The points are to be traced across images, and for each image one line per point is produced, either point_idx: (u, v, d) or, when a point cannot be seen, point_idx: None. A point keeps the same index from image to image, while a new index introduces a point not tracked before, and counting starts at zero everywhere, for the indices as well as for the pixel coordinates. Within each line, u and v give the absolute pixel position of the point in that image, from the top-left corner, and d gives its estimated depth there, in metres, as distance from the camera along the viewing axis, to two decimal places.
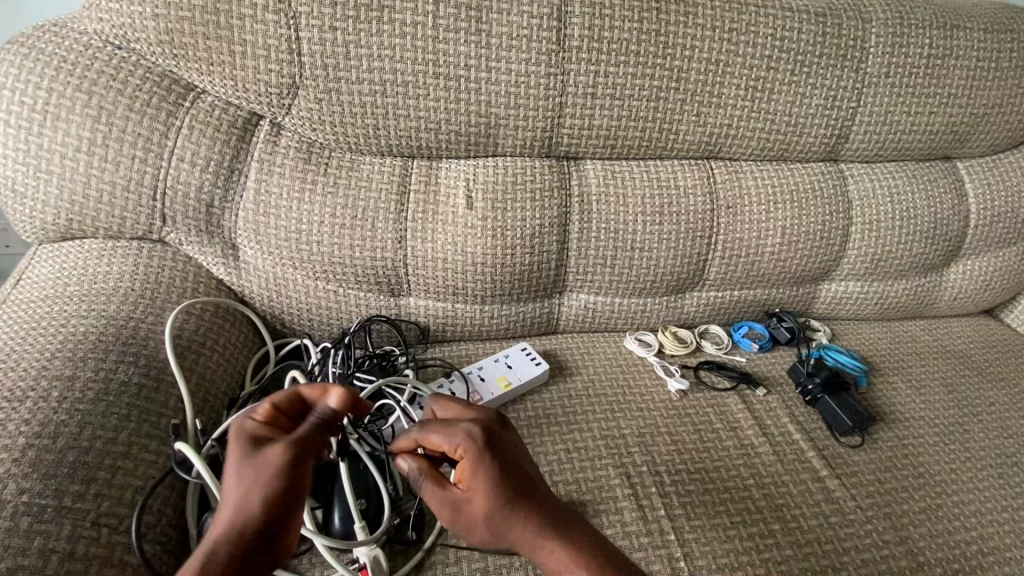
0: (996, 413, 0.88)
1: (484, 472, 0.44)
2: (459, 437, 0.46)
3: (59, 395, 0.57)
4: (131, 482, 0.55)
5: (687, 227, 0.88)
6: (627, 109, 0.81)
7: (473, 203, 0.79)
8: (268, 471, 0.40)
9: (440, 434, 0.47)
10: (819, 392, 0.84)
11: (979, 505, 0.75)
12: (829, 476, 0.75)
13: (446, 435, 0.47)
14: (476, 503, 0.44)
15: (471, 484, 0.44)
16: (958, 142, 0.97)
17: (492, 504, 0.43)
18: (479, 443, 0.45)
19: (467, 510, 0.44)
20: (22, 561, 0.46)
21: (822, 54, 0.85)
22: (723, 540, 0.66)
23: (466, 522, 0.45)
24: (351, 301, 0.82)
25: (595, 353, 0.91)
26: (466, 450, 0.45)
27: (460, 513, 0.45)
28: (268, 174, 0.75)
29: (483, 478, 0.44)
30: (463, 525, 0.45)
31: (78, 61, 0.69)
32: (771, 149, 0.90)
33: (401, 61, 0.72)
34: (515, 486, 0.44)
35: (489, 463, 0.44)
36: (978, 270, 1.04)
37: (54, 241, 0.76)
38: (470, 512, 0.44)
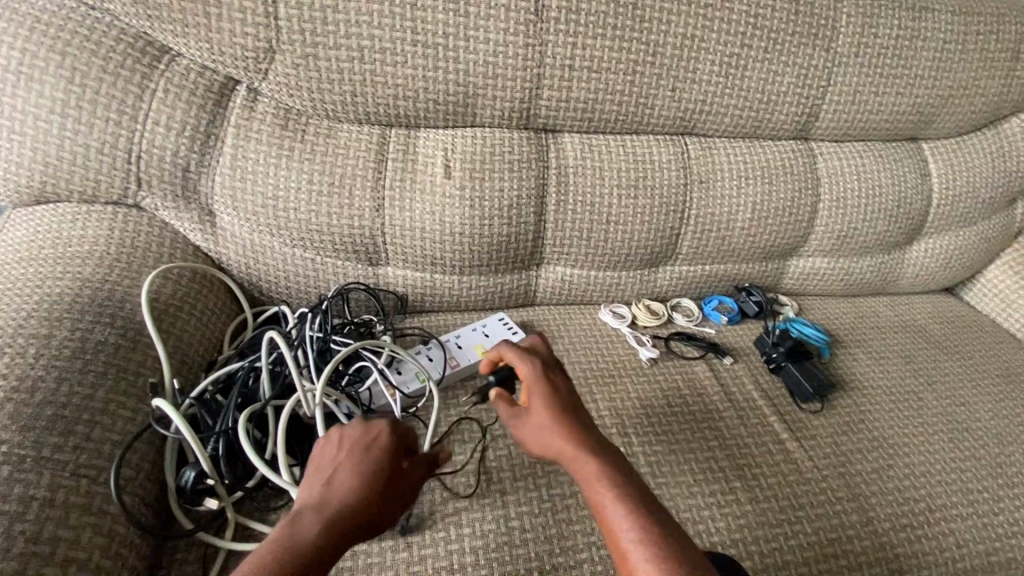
0: (950, 382, 0.93)
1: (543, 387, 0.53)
2: (529, 358, 0.55)
3: (35, 352, 0.58)
4: (109, 437, 0.56)
5: (661, 201, 0.90)
6: (604, 81, 0.82)
7: (451, 172, 0.80)
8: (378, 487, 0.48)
9: (512, 353, 0.56)
10: (783, 359, 0.88)
11: (928, 466, 0.79)
12: (789, 439, 0.79)
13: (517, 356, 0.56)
14: (536, 402, 0.52)
15: (535, 395, 0.52)
16: (924, 123, 1.00)
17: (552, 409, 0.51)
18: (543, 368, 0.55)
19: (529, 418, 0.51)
20: (2, 507, 0.47)
21: (794, 32, 0.87)
22: (687, 496, 0.70)
23: (528, 425, 0.51)
24: (329, 270, 0.82)
25: (570, 324, 0.93)
26: (530, 365, 0.55)
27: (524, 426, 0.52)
28: (245, 140, 0.75)
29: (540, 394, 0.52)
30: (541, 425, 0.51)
31: (50, 21, 0.68)
32: (745, 126, 0.92)
33: (378, 28, 0.72)
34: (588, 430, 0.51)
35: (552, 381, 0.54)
36: (940, 248, 1.08)
37: (28, 204, 0.75)
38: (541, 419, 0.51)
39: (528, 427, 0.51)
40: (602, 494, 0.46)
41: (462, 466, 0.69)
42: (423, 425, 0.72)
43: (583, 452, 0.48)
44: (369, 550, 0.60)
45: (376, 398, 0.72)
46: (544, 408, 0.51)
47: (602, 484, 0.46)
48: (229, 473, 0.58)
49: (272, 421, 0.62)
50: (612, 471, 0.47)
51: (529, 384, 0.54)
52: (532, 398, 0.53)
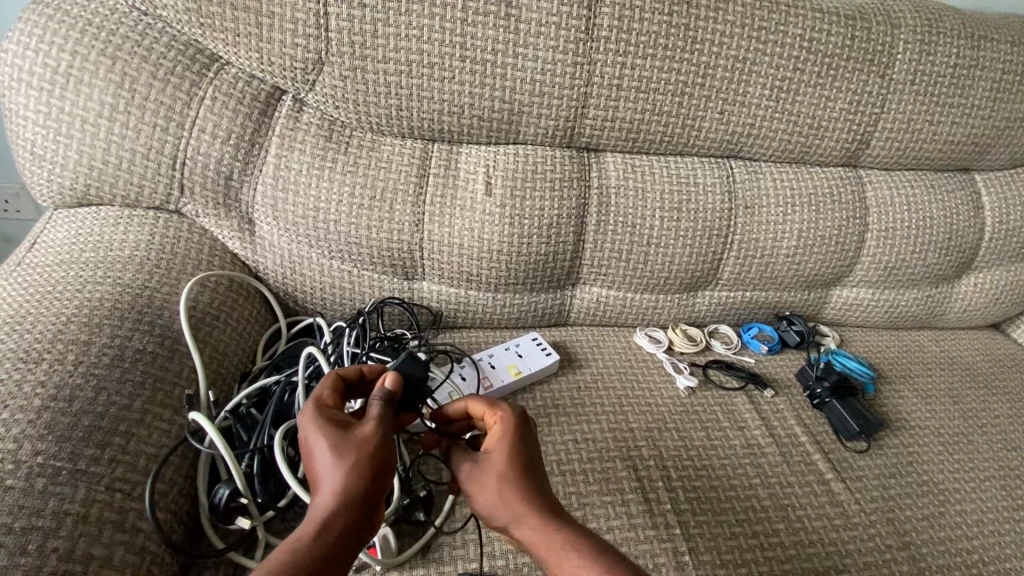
0: (1001, 425, 0.88)
1: (511, 440, 0.48)
2: (501, 410, 0.50)
3: (75, 359, 0.57)
4: (144, 450, 0.55)
5: (704, 225, 0.88)
6: (651, 102, 0.81)
7: (492, 190, 0.79)
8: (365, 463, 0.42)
9: (481, 404, 0.52)
10: (827, 396, 0.84)
11: (982, 515, 0.75)
12: (834, 479, 0.76)
13: (488, 406, 0.51)
14: (493, 455, 0.47)
15: (493, 443, 0.48)
16: (979, 154, 0.97)
17: (513, 465, 0.46)
18: (518, 419, 0.49)
19: (480, 474, 0.47)
20: (37, 522, 0.46)
21: (849, 57, 0.84)
22: (728, 537, 0.67)
23: (479, 478, 0.47)
24: (365, 283, 0.81)
25: (604, 346, 0.91)
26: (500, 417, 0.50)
27: (473, 480, 0.47)
28: (288, 150, 0.74)
29: (501, 445, 0.47)
30: (479, 487, 0.46)
31: (103, 25, 0.68)
32: (793, 151, 0.90)
33: (428, 42, 0.72)
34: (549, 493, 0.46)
35: (522, 428, 0.49)
36: (989, 284, 1.04)
37: (71, 206, 0.75)
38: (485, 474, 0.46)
39: (477, 482, 0.47)
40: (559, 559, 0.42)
41: None
42: None
43: (542, 514, 0.44)
44: None
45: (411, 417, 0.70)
46: (504, 462, 0.46)
47: (564, 554, 0.42)
48: (263, 492, 0.57)
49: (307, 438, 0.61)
50: (573, 534, 0.42)
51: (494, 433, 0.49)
52: (490, 447, 0.48)
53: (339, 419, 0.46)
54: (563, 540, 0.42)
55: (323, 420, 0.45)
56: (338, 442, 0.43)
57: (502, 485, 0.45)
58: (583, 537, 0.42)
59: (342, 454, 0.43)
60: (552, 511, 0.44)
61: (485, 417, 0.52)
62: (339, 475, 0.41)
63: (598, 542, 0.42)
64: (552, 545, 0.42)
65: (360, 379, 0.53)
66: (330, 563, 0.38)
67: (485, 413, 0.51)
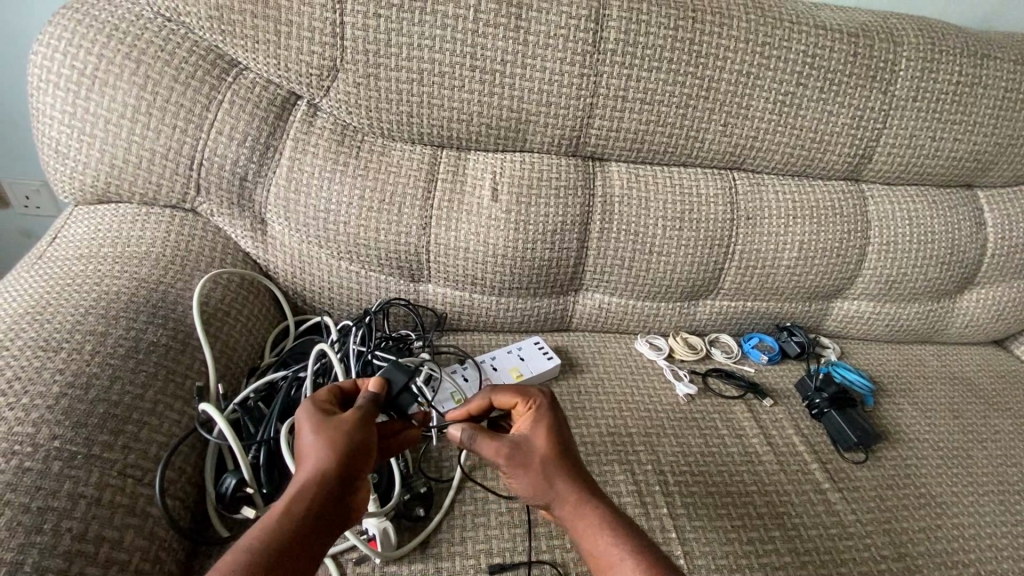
0: (1001, 440, 0.88)
1: (549, 425, 0.53)
2: (536, 398, 0.55)
3: (92, 349, 0.59)
4: (155, 438, 0.57)
5: (706, 235, 0.89)
6: (656, 114, 0.83)
7: (498, 195, 0.81)
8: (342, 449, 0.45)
9: (513, 393, 0.55)
10: (826, 406, 0.85)
11: (980, 528, 0.75)
12: (831, 489, 0.76)
13: (521, 396, 0.55)
14: (535, 438, 0.52)
15: (532, 427, 0.52)
16: (981, 170, 0.98)
17: (553, 452, 0.51)
18: (552, 403, 0.55)
19: (523, 457, 0.50)
20: (52, 503, 0.48)
21: (851, 73, 0.86)
22: (723, 542, 0.67)
23: (523, 461, 0.50)
24: (373, 284, 0.83)
25: (605, 352, 0.92)
26: (536, 404, 0.54)
27: (512, 463, 0.51)
28: (302, 153, 0.77)
29: (542, 431, 0.52)
30: (522, 469, 0.50)
31: (129, 30, 0.71)
32: (795, 164, 0.91)
33: (439, 52, 0.74)
34: (581, 477, 0.50)
35: (555, 417, 0.54)
36: (992, 299, 1.05)
37: (91, 203, 0.78)
38: (528, 458, 0.50)
39: (519, 464, 0.50)
40: (598, 537, 0.46)
41: (494, 492, 0.68)
42: (455, 447, 0.72)
43: (581, 496, 0.49)
44: (399, 572, 0.59)
45: None
46: (545, 450, 0.51)
47: (602, 532, 0.46)
48: (268, 482, 0.58)
49: None
50: (609, 515, 0.48)
51: (530, 421, 0.53)
52: (527, 431, 0.52)
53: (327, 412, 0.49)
54: (601, 519, 0.47)
55: (308, 415, 0.48)
56: (319, 432, 0.46)
57: (545, 469, 0.50)
58: (618, 516, 0.48)
59: (320, 441, 0.46)
60: (588, 489, 0.50)
61: (516, 405, 0.55)
62: (317, 459, 0.45)
63: (627, 521, 0.48)
64: (592, 523, 0.47)
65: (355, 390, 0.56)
66: (305, 541, 0.41)
67: (518, 400, 0.55)
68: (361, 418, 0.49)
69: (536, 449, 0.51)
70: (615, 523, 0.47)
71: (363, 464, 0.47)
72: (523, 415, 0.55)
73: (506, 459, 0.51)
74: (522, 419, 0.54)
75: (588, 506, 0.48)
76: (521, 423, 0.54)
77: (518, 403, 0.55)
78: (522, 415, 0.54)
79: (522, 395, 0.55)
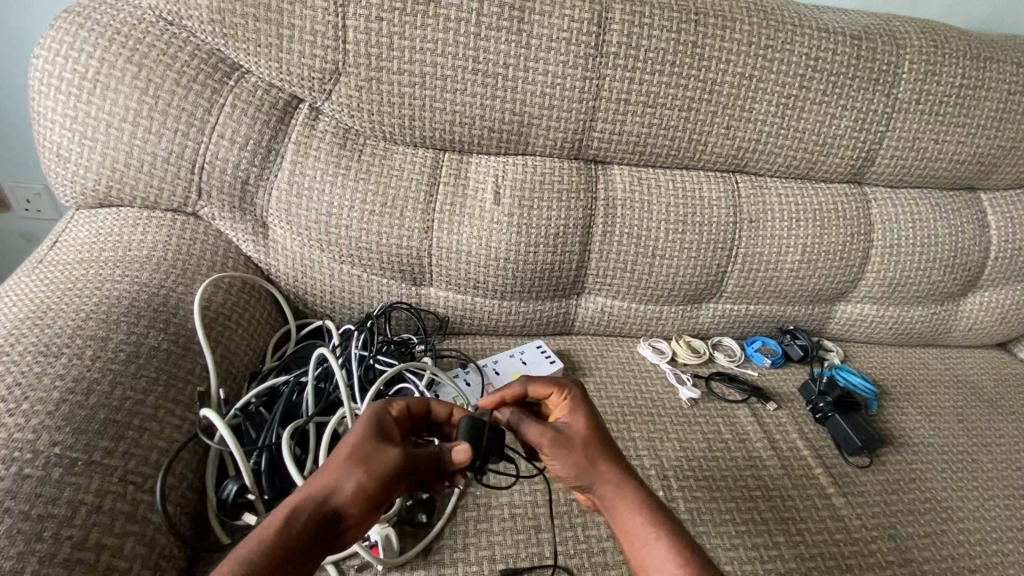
0: (1006, 444, 0.88)
1: (587, 415, 0.52)
2: (571, 389, 0.55)
3: (93, 354, 0.59)
4: (156, 444, 0.56)
5: (709, 238, 0.89)
6: (658, 117, 0.82)
7: (500, 199, 0.81)
8: (371, 475, 0.44)
9: (547, 382, 0.55)
10: (829, 410, 0.84)
11: (985, 533, 0.74)
12: (835, 494, 0.76)
13: (555, 387, 0.55)
14: (574, 425, 0.51)
15: (570, 414, 0.52)
16: (984, 173, 0.98)
17: (590, 438, 0.50)
18: (585, 393, 0.55)
19: (565, 442, 0.50)
20: (52, 510, 0.47)
21: (855, 76, 0.86)
22: (728, 548, 0.67)
23: (563, 445, 0.50)
24: (374, 287, 0.83)
25: (608, 356, 0.92)
26: (570, 394, 0.54)
27: (554, 447, 0.50)
28: (304, 157, 0.77)
29: (580, 419, 0.52)
30: (562, 452, 0.50)
31: (131, 34, 0.71)
32: (798, 166, 0.91)
33: (441, 55, 0.74)
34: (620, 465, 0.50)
35: (591, 405, 0.54)
36: (996, 302, 1.04)
37: (92, 207, 0.78)
38: (569, 443, 0.50)
39: (561, 446, 0.50)
40: (636, 522, 0.46)
41: (497, 498, 0.67)
42: None
43: (621, 480, 0.48)
44: None
45: None
46: (584, 435, 0.50)
47: (639, 518, 0.46)
48: (269, 489, 0.58)
49: (314, 437, 0.62)
50: (647, 503, 0.47)
51: (569, 409, 0.53)
52: (566, 419, 0.52)
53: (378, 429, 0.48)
54: (640, 505, 0.47)
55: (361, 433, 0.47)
56: (358, 450, 0.45)
57: (585, 453, 0.49)
58: (654, 504, 0.47)
59: (357, 462, 0.45)
60: (627, 476, 0.49)
61: (549, 395, 0.55)
62: (348, 478, 0.44)
63: (664, 511, 0.47)
64: (631, 509, 0.47)
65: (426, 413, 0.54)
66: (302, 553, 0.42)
67: (551, 391, 0.55)
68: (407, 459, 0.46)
69: (575, 435, 0.51)
70: (651, 510, 0.47)
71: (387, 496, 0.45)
72: (558, 405, 0.54)
73: (550, 445, 0.50)
74: (559, 409, 0.54)
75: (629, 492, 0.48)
76: (558, 411, 0.54)
77: (554, 395, 0.55)
78: (557, 404, 0.54)
79: (555, 387, 0.55)
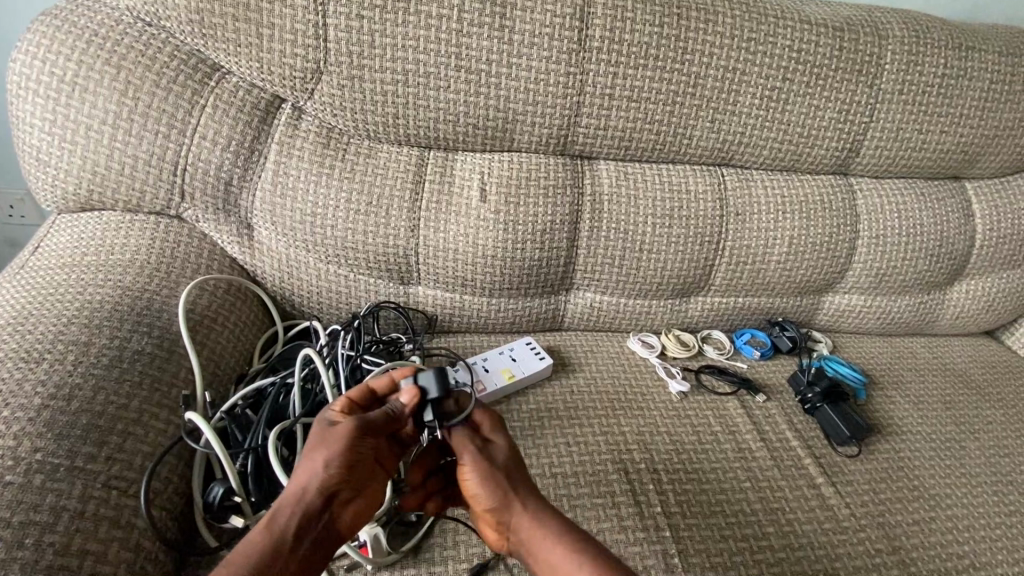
0: (993, 431, 0.88)
1: (508, 438, 0.52)
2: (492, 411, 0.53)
3: (75, 359, 0.58)
4: (140, 449, 0.56)
5: (696, 231, 0.89)
6: (643, 111, 0.82)
7: (486, 196, 0.80)
8: (332, 463, 0.45)
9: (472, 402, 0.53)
10: (818, 401, 0.85)
11: (973, 520, 0.75)
12: (825, 483, 0.76)
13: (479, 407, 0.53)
14: (496, 448, 0.51)
15: (493, 437, 0.52)
16: (968, 162, 0.98)
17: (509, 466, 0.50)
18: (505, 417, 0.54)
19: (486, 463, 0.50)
20: (34, 517, 0.47)
21: (838, 67, 0.86)
22: (717, 540, 0.67)
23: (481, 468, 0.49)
24: (362, 287, 0.83)
25: (599, 351, 0.92)
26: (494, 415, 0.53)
27: (476, 465, 0.50)
28: (287, 156, 0.76)
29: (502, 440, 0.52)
30: (483, 474, 0.49)
31: (109, 35, 0.70)
32: (783, 159, 0.91)
33: (424, 52, 0.74)
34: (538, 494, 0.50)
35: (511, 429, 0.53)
36: (982, 291, 1.05)
37: (74, 211, 0.77)
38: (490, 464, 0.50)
39: (483, 466, 0.50)
40: (552, 551, 0.47)
41: None
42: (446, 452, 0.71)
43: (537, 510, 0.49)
44: None
45: None
46: (502, 463, 0.50)
47: (556, 547, 0.47)
48: (256, 491, 0.58)
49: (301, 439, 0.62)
50: (565, 529, 0.48)
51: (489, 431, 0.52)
52: (488, 442, 0.51)
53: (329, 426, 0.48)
54: (557, 534, 0.47)
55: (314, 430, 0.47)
56: (315, 444, 0.46)
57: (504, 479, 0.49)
58: (574, 531, 0.48)
59: (317, 457, 0.45)
60: (543, 504, 0.50)
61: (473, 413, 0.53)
62: (313, 475, 0.45)
63: (584, 535, 0.48)
64: (548, 539, 0.47)
65: (371, 396, 0.53)
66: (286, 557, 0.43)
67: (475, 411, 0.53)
68: (363, 432, 0.47)
69: (497, 458, 0.50)
70: (570, 537, 0.47)
71: (352, 481, 0.47)
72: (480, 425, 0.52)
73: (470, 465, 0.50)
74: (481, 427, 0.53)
75: (548, 521, 0.48)
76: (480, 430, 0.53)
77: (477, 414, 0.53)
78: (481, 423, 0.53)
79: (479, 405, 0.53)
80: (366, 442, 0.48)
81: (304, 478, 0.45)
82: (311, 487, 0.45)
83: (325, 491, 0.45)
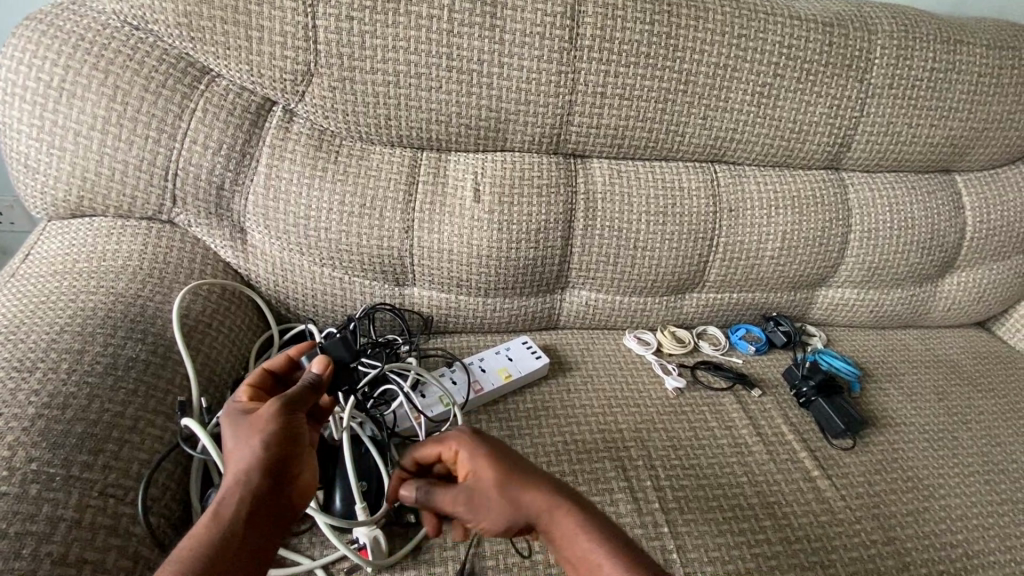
0: (984, 421, 0.89)
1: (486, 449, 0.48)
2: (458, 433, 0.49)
3: (68, 367, 0.58)
4: (137, 456, 0.56)
5: (690, 228, 0.89)
6: (635, 109, 0.82)
7: (480, 196, 0.80)
8: (262, 436, 0.44)
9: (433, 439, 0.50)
10: (812, 394, 0.85)
11: (966, 509, 0.76)
12: (820, 476, 0.77)
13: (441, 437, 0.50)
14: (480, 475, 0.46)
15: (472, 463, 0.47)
16: (958, 155, 0.99)
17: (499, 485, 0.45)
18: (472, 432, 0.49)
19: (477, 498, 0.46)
20: (31, 527, 0.47)
21: (828, 62, 0.86)
22: (715, 534, 0.68)
23: (474, 502, 0.46)
24: (357, 289, 0.83)
25: (595, 349, 0.92)
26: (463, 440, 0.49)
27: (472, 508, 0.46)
28: (279, 159, 0.76)
29: (479, 453, 0.47)
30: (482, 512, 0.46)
31: (95, 40, 0.69)
32: (775, 155, 0.92)
33: (415, 53, 0.73)
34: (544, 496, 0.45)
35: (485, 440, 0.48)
36: (972, 282, 1.06)
37: (64, 218, 0.76)
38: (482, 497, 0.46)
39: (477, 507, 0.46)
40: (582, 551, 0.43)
41: None
42: None
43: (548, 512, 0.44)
44: None
45: (400, 421, 0.71)
46: (491, 487, 0.45)
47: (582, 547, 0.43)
48: None
49: None
50: (582, 523, 0.44)
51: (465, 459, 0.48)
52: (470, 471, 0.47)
53: (250, 412, 0.47)
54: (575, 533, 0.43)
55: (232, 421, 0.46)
56: (238, 430, 0.45)
57: (500, 503, 0.45)
58: (590, 518, 0.44)
59: (244, 436, 0.44)
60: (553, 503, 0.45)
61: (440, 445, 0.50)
62: (247, 456, 0.43)
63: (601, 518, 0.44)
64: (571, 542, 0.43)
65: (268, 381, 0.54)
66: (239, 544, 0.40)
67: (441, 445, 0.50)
68: (285, 404, 0.47)
69: (484, 485, 0.46)
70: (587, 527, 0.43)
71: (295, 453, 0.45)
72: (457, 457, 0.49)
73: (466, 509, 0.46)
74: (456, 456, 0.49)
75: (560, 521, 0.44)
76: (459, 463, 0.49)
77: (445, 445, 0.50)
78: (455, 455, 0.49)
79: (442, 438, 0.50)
80: (292, 413, 0.47)
81: (240, 461, 0.42)
82: (251, 466, 0.42)
83: (268, 467, 0.43)
